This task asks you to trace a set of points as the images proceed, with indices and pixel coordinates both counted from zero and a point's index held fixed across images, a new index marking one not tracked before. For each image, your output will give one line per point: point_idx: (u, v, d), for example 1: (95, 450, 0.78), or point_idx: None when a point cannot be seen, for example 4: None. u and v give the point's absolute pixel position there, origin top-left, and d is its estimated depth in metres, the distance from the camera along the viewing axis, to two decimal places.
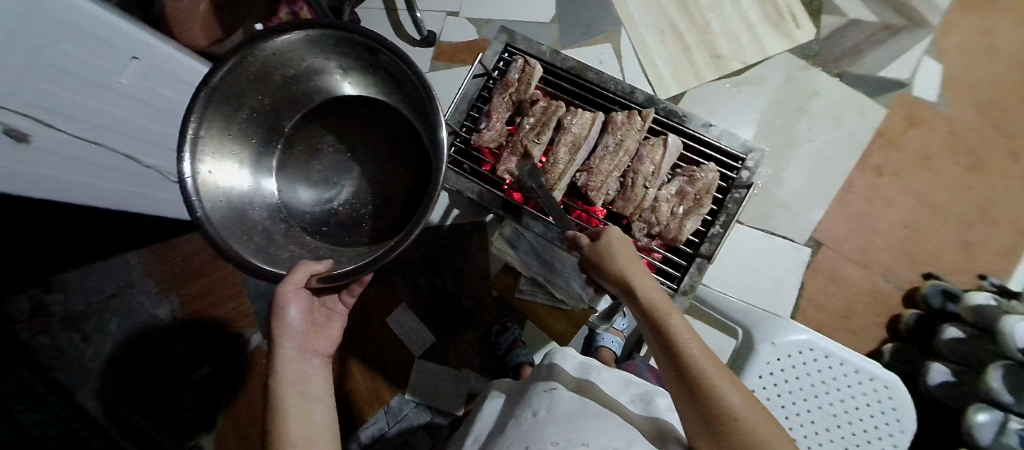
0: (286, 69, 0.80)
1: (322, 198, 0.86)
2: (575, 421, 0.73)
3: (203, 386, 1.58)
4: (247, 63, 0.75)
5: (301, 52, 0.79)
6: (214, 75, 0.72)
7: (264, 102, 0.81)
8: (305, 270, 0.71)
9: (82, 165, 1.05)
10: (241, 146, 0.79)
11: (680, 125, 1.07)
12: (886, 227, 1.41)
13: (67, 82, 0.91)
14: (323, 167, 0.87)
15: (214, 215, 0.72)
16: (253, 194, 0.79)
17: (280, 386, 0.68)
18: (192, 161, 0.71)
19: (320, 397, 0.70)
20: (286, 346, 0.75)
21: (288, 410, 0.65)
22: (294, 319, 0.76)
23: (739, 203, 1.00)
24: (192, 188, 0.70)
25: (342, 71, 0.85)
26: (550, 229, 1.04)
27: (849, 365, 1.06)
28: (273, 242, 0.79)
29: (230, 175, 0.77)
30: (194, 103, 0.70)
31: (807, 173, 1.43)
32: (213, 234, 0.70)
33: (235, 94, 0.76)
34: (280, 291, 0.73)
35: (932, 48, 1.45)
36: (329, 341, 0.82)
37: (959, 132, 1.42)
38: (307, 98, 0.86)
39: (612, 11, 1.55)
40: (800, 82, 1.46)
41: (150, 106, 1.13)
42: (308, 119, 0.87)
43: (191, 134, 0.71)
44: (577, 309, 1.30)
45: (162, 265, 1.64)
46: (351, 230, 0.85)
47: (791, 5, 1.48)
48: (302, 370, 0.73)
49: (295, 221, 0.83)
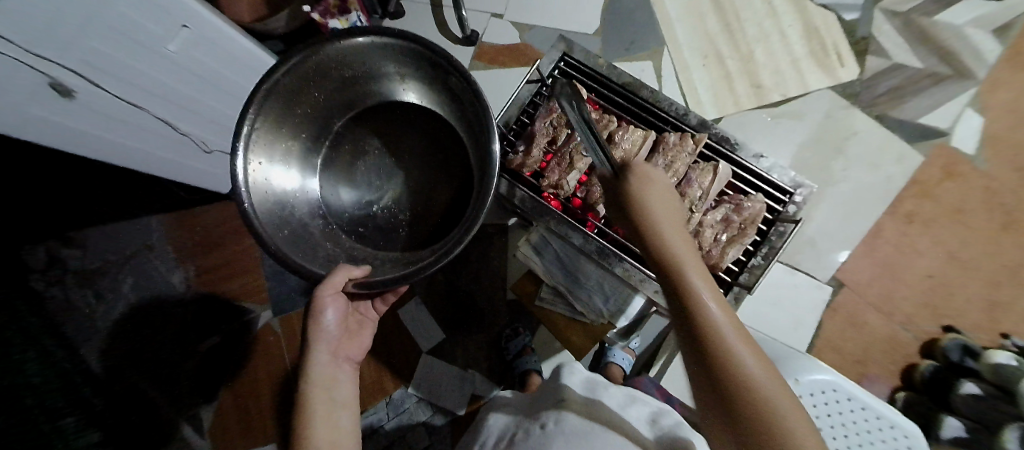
0: (346, 71, 0.80)
1: (363, 200, 0.87)
2: (583, 437, 0.72)
3: (208, 357, 1.58)
4: (313, 60, 0.75)
5: (364, 55, 0.79)
6: (279, 70, 0.72)
7: (320, 99, 0.80)
8: (345, 273, 0.72)
9: (116, 124, 1.07)
10: (291, 139, 0.80)
11: (731, 153, 1.06)
12: (912, 277, 1.40)
13: (141, 55, 0.92)
14: (366, 169, 0.88)
15: (258, 205, 0.72)
16: (298, 192, 0.80)
17: (310, 391, 0.74)
18: (245, 150, 0.71)
19: (347, 403, 0.77)
20: (319, 350, 0.78)
21: (315, 415, 0.72)
22: (329, 323, 0.79)
23: (783, 237, 1.00)
24: (241, 179, 0.70)
25: (400, 78, 0.84)
26: (591, 242, 1.05)
27: (871, 412, 1.04)
28: (311, 236, 0.78)
29: (277, 170, 0.77)
30: (256, 95, 0.71)
31: (838, 214, 1.42)
32: (257, 226, 0.70)
33: (294, 90, 0.76)
34: (317, 294, 0.75)
35: (976, 102, 1.44)
36: (359, 347, 0.86)
37: (996, 189, 1.40)
38: (360, 100, 0.85)
39: (657, 29, 1.55)
40: (839, 121, 1.45)
41: (206, 82, 1.14)
42: (357, 121, 0.87)
43: (247, 128, 0.71)
44: (597, 324, 1.31)
45: (184, 233, 1.64)
46: (387, 235, 0.86)
47: (837, 43, 1.48)
48: (333, 376, 0.78)
49: (333, 218, 0.83)
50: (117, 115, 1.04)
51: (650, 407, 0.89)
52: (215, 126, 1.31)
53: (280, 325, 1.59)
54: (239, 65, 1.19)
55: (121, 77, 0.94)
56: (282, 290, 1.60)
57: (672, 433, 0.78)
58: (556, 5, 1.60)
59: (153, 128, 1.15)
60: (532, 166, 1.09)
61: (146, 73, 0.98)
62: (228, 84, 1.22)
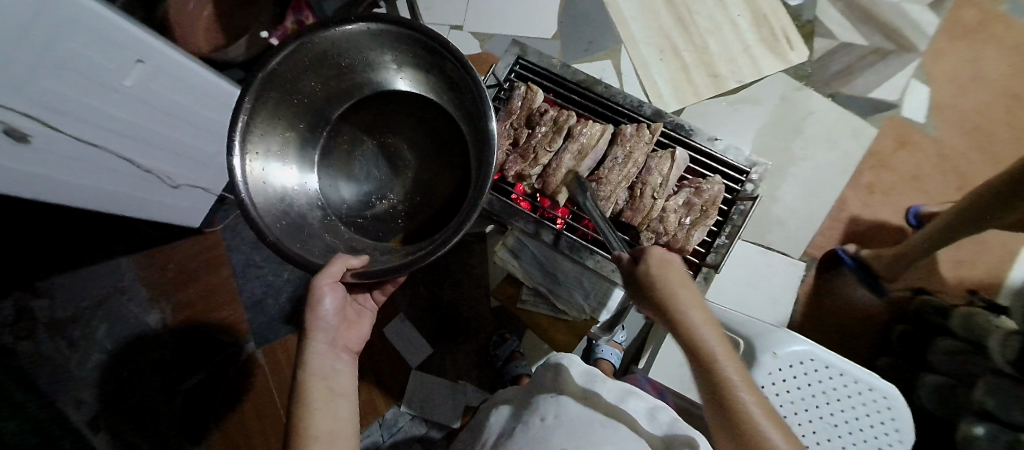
0: (343, 59, 0.80)
1: (363, 193, 0.88)
2: (584, 433, 0.69)
3: (192, 396, 1.54)
4: (308, 47, 0.75)
5: (360, 44, 0.79)
6: (271, 58, 0.72)
7: (316, 89, 0.80)
8: (343, 263, 0.71)
9: (80, 166, 1.02)
10: (287, 131, 0.79)
11: (687, 139, 1.10)
12: (878, 245, 1.45)
13: (94, 91, 0.90)
14: (365, 160, 0.89)
15: (257, 201, 0.72)
16: (298, 188, 0.80)
17: (308, 380, 0.71)
18: (241, 144, 0.71)
19: (347, 393, 0.73)
20: (318, 340, 0.76)
21: (313, 406, 0.68)
22: (328, 312, 0.77)
23: (744, 215, 1.03)
24: (240, 178, 0.70)
25: (397, 66, 0.84)
26: (557, 236, 1.07)
27: (849, 377, 1.05)
28: (311, 229, 0.79)
29: (279, 168, 0.78)
30: (250, 82, 0.70)
31: (804, 191, 1.47)
32: (254, 216, 0.70)
33: (289, 78, 0.76)
34: (316, 283, 0.72)
35: (920, 73, 1.50)
36: (358, 337, 0.84)
37: (947, 153, 1.47)
38: (356, 90, 0.85)
39: (613, 28, 1.59)
40: (795, 102, 1.50)
41: (163, 114, 1.12)
42: (355, 111, 0.87)
43: (242, 121, 0.71)
44: (579, 320, 1.36)
45: (156, 271, 1.60)
46: (385, 226, 0.87)
47: (785, 28, 1.53)
48: (332, 365, 0.75)
49: (332, 210, 0.84)
50: (77, 157, 0.99)
51: (647, 401, 0.87)
52: (180, 160, 1.29)
53: (265, 355, 1.58)
54: (202, 98, 1.20)
55: (78, 117, 0.92)
56: (263, 320, 1.61)
57: (674, 430, 0.79)
58: (513, 13, 1.63)
59: (116, 167, 1.11)
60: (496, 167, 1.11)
61: (102, 110, 0.96)
62: (191, 116, 1.22)
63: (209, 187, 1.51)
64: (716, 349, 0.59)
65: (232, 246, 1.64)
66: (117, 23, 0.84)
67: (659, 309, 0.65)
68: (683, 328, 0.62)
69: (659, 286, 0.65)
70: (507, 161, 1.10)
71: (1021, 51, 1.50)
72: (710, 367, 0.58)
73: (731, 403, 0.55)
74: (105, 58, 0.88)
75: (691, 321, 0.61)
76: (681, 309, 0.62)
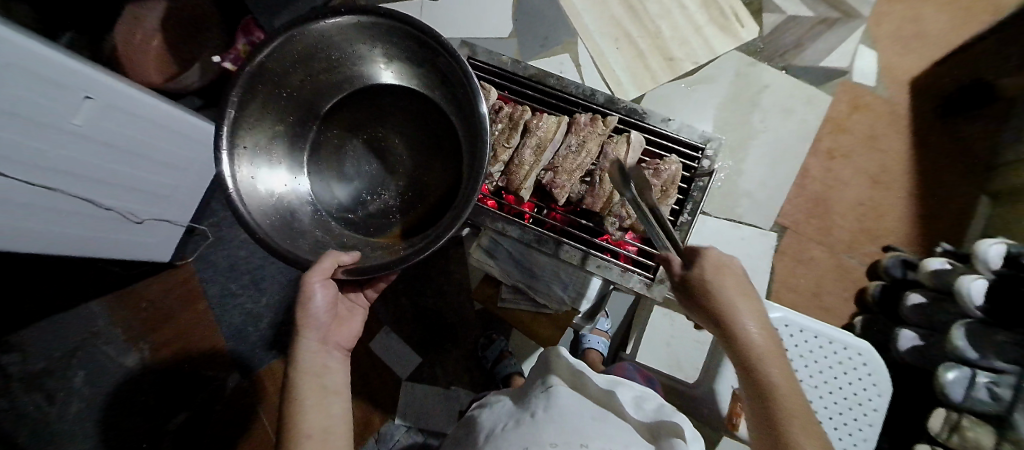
0: (332, 52, 0.80)
1: (355, 192, 0.87)
2: (574, 426, 0.65)
3: (180, 435, 1.51)
4: (297, 41, 0.76)
5: (351, 36, 0.80)
6: (260, 54, 0.74)
7: (303, 84, 0.80)
8: (334, 259, 0.72)
9: (39, 212, 0.99)
10: (272, 127, 0.78)
11: (641, 122, 1.12)
12: (844, 207, 1.50)
13: (42, 136, 0.88)
14: (355, 157, 0.88)
15: (248, 200, 0.73)
16: (292, 193, 0.80)
17: (300, 378, 0.69)
18: (230, 141, 0.72)
19: (339, 390, 0.72)
20: (309, 337, 0.74)
21: (307, 403, 0.67)
22: (319, 308, 0.75)
23: (703, 191, 1.05)
24: (230, 180, 0.71)
25: (386, 59, 0.84)
26: (526, 232, 1.07)
27: (822, 337, 1.08)
28: (302, 224, 0.79)
29: (271, 173, 0.78)
30: (239, 77, 0.72)
31: (767, 163, 1.51)
32: (245, 213, 0.72)
33: (279, 72, 0.77)
34: (305, 281, 0.72)
35: (867, 38, 1.56)
36: (351, 333, 0.83)
37: (898, 111, 1.53)
38: (347, 84, 0.84)
39: (567, 22, 1.61)
40: (749, 78, 1.54)
41: (120, 150, 1.09)
42: (345, 106, 0.86)
43: (231, 117, 0.72)
44: (560, 312, 1.37)
45: (129, 312, 1.55)
46: (380, 222, 0.87)
47: (734, 6, 1.56)
48: (323, 363, 0.73)
49: (324, 207, 0.83)
50: (34, 204, 0.96)
51: (632, 392, 0.86)
52: (142, 195, 1.26)
53: (252, 384, 1.56)
54: (154, 127, 1.17)
55: (32, 163, 0.89)
56: (246, 348, 1.58)
57: (663, 418, 0.76)
58: (468, 16, 1.63)
59: (78, 210, 1.08)
60: None
61: (57, 154, 0.93)
62: (148, 150, 1.19)
63: (175, 219, 1.48)
64: (765, 357, 0.61)
65: (206, 278, 1.61)
66: (55, 61, 0.82)
67: (712, 314, 0.65)
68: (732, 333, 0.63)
69: (715, 292, 0.64)
70: None
71: (959, 7, 1.56)
72: (755, 375, 0.61)
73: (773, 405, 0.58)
74: (49, 98, 0.85)
75: (741, 327, 0.63)
76: (735, 319, 0.63)
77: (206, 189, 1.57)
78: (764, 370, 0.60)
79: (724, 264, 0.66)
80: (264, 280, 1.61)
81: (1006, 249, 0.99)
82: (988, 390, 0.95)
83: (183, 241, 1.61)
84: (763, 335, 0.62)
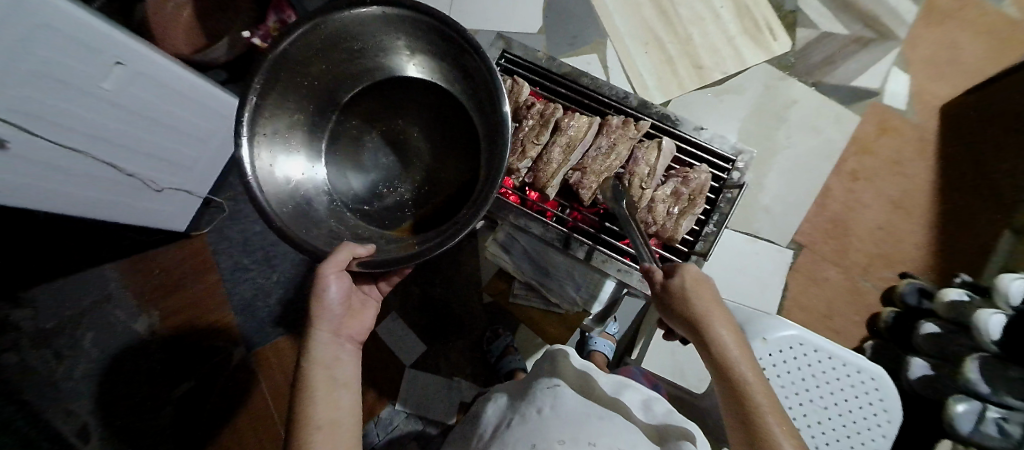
0: (355, 43, 0.80)
1: (371, 183, 0.87)
2: (582, 424, 0.66)
3: (183, 403, 1.53)
4: (321, 30, 0.76)
5: (376, 27, 0.79)
6: (283, 41, 0.73)
7: (325, 72, 0.80)
8: (348, 251, 0.71)
9: (63, 172, 1.00)
10: (295, 115, 0.79)
11: (672, 129, 1.11)
12: (863, 230, 1.49)
13: (73, 97, 0.88)
14: (373, 148, 0.88)
15: (266, 188, 0.73)
16: (307, 182, 0.80)
17: (311, 370, 0.70)
18: (250, 128, 0.72)
19: (348, 383, 0.73)
20: (322, 329, 0.75)
21: (317, 394, 0.68)
22: (333, 300, 0.75)
23: (731, 203, 1.05)
24: (248, 166, 0.71)
25: (409, 52, 0.84)
26: (548, 230, 1.07)
27: (837, 359, 1.07)
28: (316, 213, 0.79)
29: (288, 160, 0.78)
30: (261, 63, 0.71)
31: (788, 181, 1.49)
32: (261, 200, 0.71)
33: (301, 61, 0.76)
34: (320, 273, 0.71)
35: (901, 60, 1.53)
36: (363, 327, 0.82)
37: (927, 138, 1.51)
38: (368, 74, 0.84)
39: (598, 22, 1.59)
40: (777, 92, 1.52)
41: (144, 118, 1.09)
42: (365, 97, 0.86)
43: (251, 103, 0.72)
44: (571, 312, 1.38)
45: (142, 278, 1.57)
46: (393, 214, 0.86)
47: (768, 19, 1.54)
48: (335, 355, 0.74)
49: (340, 197, 0.83)
50: (56, 163, 0.96)
51: (641, 394, 0.85)
52: (163, 164, 1.26)
53: (257, 359, 1.57)
54: (179, 99, 1.17)
55: (61, 123, 0.90)
56: (253, 323, 1.59)
57: (670, 422, 0.76)
58: (498, 9, 1.62)
59: (99, 173, 1.09)
60: None
61: (86, 117, 0.94)
62: (172, 120, 1.19)
63: (193, 190, 1.49)
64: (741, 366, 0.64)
65: (219, 251, 1.62)
66: (93, 25, 0.82)
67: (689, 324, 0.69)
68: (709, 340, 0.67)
69: (692, 299, 0.69)
70: None
71: (1000, 36, 1.53)
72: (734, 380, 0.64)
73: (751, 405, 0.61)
74: (85, 62, 0.85)
75: (716, 332, 0.66)
76: (710, 326, 0.67)
77: (225, 162, 1.58)
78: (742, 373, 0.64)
79: (701, 273, 0.71)
80: (276, 257, 1.62)
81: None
82: (998, 425, 0.95)
83: (199, 212, 1.62)
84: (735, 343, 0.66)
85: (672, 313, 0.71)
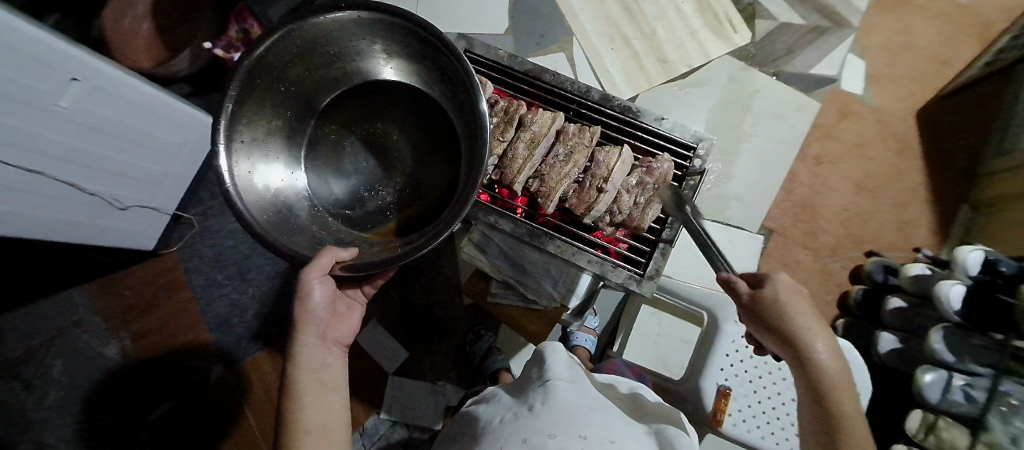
0: (331, 49, 0.79)
1: (352, 187, 0.87)
2: (572, 416, 0.66)
3: (160, 427, 1.48)
4: (297, 36, 0.75)
5: (351, 32, 0.79)
6: (258, 49, 0.72)
7: (302, 79, 0.79)
8: (331, 255, 0.70)
9: (25, 196, 0.97)
10: (272, 124, 0.78)
11: (635, 120, 1.13)
12: (831, 213, 1.53)
13: (31, 116, 0.86)
14: (353, 154, 0.88)
15: (245, 196, 0.72)
16: (287, 189, 0.78)
17: (297, 374, 0.68)
18: (228, 135, 0.71)
19: (337, 386, 0.71)
20: (308, 334, 0.72)
21: (304, 399, 0.66)
22: (318, 306, 0.73)
23: (693, 189, 1.08)
24: (227, 175, 0.70)
25: (386, 55, 0.82)
26: (519, 226, 1.08)
27: None
28: (298, 219, 0.78)
29: (267, 165, 0.76)
30: (237, 71, 0.71)
31: (755, 167, 1.53)
32: (241, 207, 0.70)
33: (276, 68, 0.75)
34: (304, 277, 0.69)
35: (856, 47, 1.59)
36: (349, 329, 0.80)
37: (885, 120, 1.56)
38: (346, 79, 0.83)
39: (564, 21, 1.61)
40: (741, 82, 1.56)
41: (100, 132, 1.04)
42: (344, 101, 0.86)
43: (227, 111, 0.71)
44: (550, 308, 1.36)
45: (111, 299, 1.52)
46: (376, 217, 0.86)
47: (728, 11, 1.58)
48: (322, 360, 0.72)
49: (321, 202, 0.82)
50: (15, 186, 0.93)
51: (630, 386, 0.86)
52: (128, 182, 1.23)
53: (234, 377, 1.54)
54: (142, 113, 1.14)
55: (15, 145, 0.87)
56: (231, 339, 1.56)
57: (661, 407, 0.78)
58: (465, 11, 1.63)
59: (59, 194, 1.05)
60: None
61: (42, 136, 0.91)
62: (133, 133, 1.15)
63: (161, 207, 1.45)
64: (839, 390, 0.65)
65: (191, 268, 1.58)
66: (48, 42, 0.80)
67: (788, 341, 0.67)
68: (808, 362, 0.66)
69: (789, 315, 0.68)
70: None
71: (947, 20, 1.60)
72: (826, 402, 0.64)
73: (840, 425, 0.62)
74: (39, 79, 0.83)
75: (817, 355, 0.66)
76: (810, 345, 0.66)
77: (193, 177, 1.55)
78: (837, 395, 0.64)
79: (790, 282, 0.71)
80: (251, 271, 1.59)
81: (985, 256, 1.02)
82: (965, 392, 0.97)
83: (169, 229, 1.58)
84: (837, 371, 0.66)
85: (768, 327, 0.70)
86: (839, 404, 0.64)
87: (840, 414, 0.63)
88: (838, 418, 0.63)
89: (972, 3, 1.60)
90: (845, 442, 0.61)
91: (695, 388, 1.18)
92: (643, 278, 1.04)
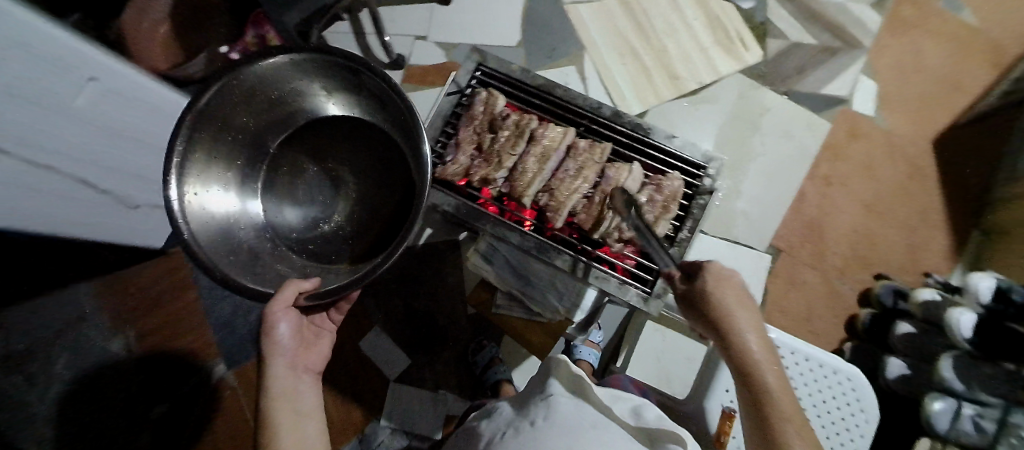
0: (270, 92, 0.79)
1: (309, 218, 0.83)
2: (571, 434, 0.64)
3: (160, 427, 1.48)
4: (235, 84, 0.74)
5: (285, 76, 0.79)
6: (200, 98, 0.71)
7: (248, 123, 0.79)
8: (294, 287, 0.70)
9: (37, 192, 0.98)
10: (227, 166, 0.77)
11: (646, 137, 1.14)
12: (839, 233, 1.52)
13: (46, 116, 0.87)
14: (307, 187, 0.85)
15: (203, 242, 0.69)
16: (241, 227, 0.76)
17: (272, 403, 0.68)
18: (180, 185, 0.68)
19: (312, 412, 0.71)
20: (276, 364, 0.73)
21: (281, 426, 0.66)
22: (283, 336, 0.74)
23: (703, 208, 1.07)
24: (180, 225, 0.67)
25: (326, 93, 0.84)
26: (527, 239, 1.08)
27: (813, 360, 1.10)
28: (257, 260, 0.76)
29: (218, 207, 0.74)
30: (181, 125, 0.69)
31: (763, 186, 1.52)
32: (199, 255, 0.67)
33: (220, 116, 0.74)
34: (268, 311, 0.71)
35: (867, 68, 1.59)
36: (318, 357, 0.81)
37: (895, 142, 1.56)
38: (292, 119, 0.84)
39: (575, 35, 1.63)
40: (751, 100, 1.56)
41: (111, 131, 1.05)
42: (294, 139, 0.86)
43: (177, 159, 0.68)
44: (553, 321, 1.41)
45: (116, 297, 1.53)
46: (335, 248, 0.82)
47: (739, 30, 1.59)
48: (294, 387, 0.72)
49: (280, 239, 0.80)
50: (27, 182, 0.94)
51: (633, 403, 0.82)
52: (139, 180, 1.25)
53: (238, 378, 1.55)
54: (155, 114, 1.16)
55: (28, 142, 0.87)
56: (233, 341, 1.57)
57: (661, 428, 0.73)
58: (478, 22, 1.66)
59: (71, 191, 1.07)
60: (460, 173, 1.12)
61: (56, 134, 0.92)
62: (144, 133, 1.16)
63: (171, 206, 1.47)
64: (764, 368, 0.62)
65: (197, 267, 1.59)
66: (69, 44, 0.82)
67: (713, 324, 0.67)
68: (731, 340, 0.65)
69: (713, 297, 0.67)
70: (471, 166, 1.12)
71: (959, 44, 1.60)
72: (753, 380, 0.62)
73: (766, 403, 0.60)
74: (58, 80, 0.84)
75: (740, 334, 0.64)
76: (732, 326, 0.65)
77: None
78: (764, 372, 0.61)
79: (722, 266, 0.70)
80: None
81: (997, 283, 1.01)
82: (974, 422, 0.97)
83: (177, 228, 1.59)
84: (766, 353, 0.63)
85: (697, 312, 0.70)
86: (763, 378, 0.61)
87: (765, 392, 0.60)
88: (763, 397, 0.60)
89: (984, 27, 1.60)
90: (769, 421, 0.58)
91: (700, 407, 1.16)
92: (650, 296, 1.04)
